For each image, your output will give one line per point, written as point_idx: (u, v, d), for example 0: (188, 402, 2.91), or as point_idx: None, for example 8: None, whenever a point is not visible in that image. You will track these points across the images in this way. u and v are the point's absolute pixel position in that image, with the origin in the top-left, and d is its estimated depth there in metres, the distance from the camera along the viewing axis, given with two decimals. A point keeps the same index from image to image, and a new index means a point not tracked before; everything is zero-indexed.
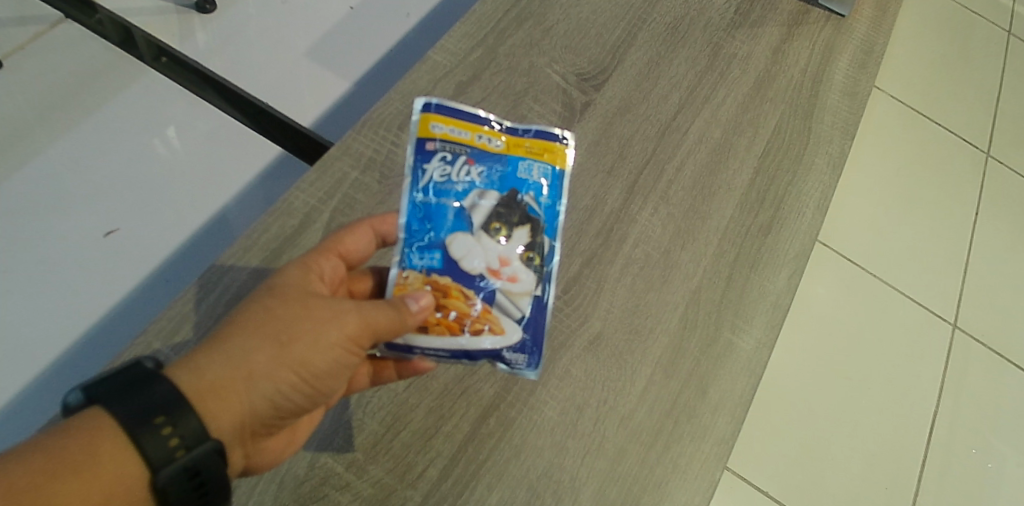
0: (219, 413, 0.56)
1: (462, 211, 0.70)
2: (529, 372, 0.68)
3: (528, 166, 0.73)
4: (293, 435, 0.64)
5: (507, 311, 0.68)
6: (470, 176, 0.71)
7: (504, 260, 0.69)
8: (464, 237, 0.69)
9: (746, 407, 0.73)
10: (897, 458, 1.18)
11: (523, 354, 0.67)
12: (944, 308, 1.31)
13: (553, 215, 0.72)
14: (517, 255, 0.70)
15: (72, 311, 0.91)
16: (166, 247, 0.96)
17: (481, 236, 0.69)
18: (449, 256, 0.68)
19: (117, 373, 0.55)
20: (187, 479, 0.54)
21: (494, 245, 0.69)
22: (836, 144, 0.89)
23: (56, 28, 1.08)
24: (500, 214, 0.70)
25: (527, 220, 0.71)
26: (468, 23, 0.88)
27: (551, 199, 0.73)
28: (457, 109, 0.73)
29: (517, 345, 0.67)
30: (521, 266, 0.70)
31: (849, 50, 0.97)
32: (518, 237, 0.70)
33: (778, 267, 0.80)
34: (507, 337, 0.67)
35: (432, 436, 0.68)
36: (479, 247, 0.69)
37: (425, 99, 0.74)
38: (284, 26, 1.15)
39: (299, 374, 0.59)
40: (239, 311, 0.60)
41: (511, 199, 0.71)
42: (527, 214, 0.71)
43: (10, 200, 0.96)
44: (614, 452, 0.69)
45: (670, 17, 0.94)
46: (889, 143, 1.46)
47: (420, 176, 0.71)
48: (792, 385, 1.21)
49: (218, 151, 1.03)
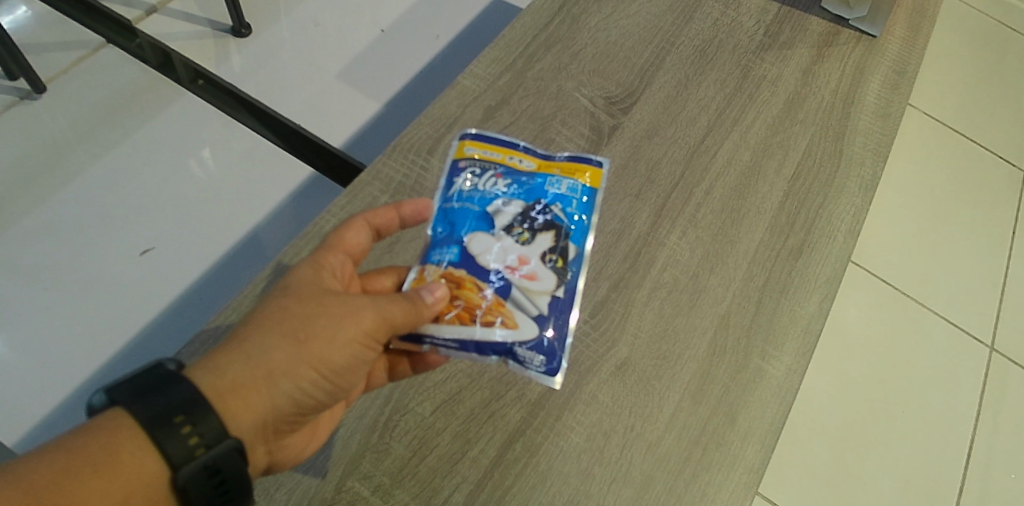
0: (243, 412, 0.57)
1: (485, 214, 0.72)
2: (542, 372, 0.67)
3: (557, 181, 0.75)
4: (315, 432, 0.65)
5: (521, 307, 0.68)
6: (497, 187, 0.74)
7: (523, 260, 0.70)
8: (484, 236, 0.70)
9: (777, 435, 0.71)
10: (932, 483, 1.15)
11: (535, 352, 0.67)
12: (980, 330, 1.28)
13: (578, 226, 0.73)
14: (538, 256, 0.70)
15: (109, 328, 0.93)
16: (199, 268, 0.98)
17: (501, 238, 0.71)
18: (467, 251, 0.69)
19: (139, 375, 0.55)
20: (208, 478, 0.54)
21: (515, 245, 0.70)
22: (868, 166, 0.88)
23: (97, 53, 1.12)
24: (523, 219, 0.72)
25: (549, 229, 0.72)
26: (497, 48, 0.89)
27: (577, 209, 0.74)
28: (492, 137, 0.78)
29: (528, 340, 0.66)
30: (541, 266, 0.70)
31: (881, 70, 0.96)
32: (541, 240, 0.71)
33: (809, 291, 0.79)
34: (520, 332, 0.67)
35: (458, 462, 0.68)
36: (498, 246, 0.70)
37: (465, 130, 0.79)
38: (317, 50, 1.17)
39: (318, 371, 0.60)
40: (255, 311, 0.61)
41: (539, 207, 0.73)
42: (551, 222, 0.72)
43: (51, 220, 0.98)
44: (641, 480, 0.68)
45: (698, 39, 0.94)
46: (923, 162, 1.44)
47: (450, 187, 0.74)
48: (825, 406, 1.18)
49: (252, 172, 1.05)
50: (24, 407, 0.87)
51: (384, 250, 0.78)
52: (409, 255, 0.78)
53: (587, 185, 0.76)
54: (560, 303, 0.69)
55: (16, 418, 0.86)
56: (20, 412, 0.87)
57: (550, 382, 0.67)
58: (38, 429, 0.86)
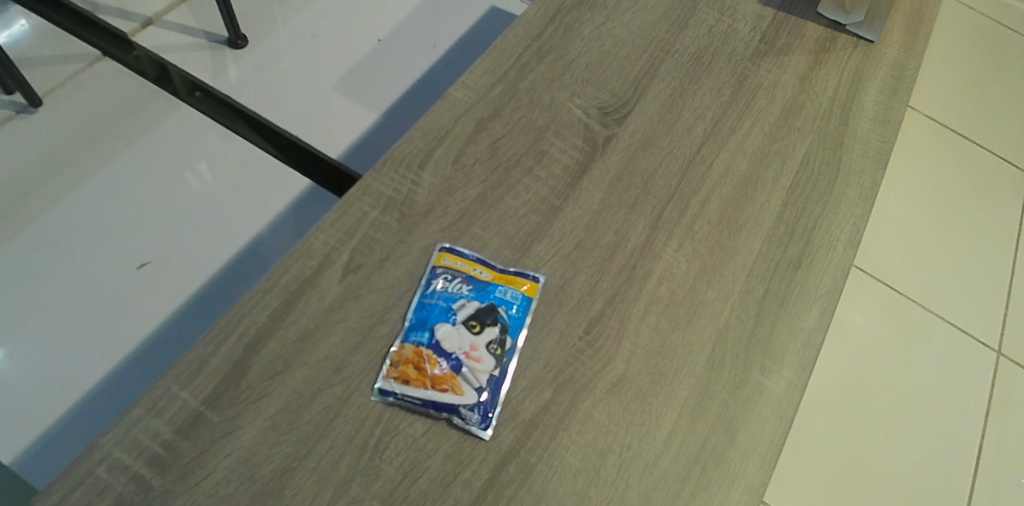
0: None
1: (486, 235, 0.76)
2: (480, 427, 0.65)
3: (560, 205, 0.79)
4: None
5: (492, 346, 0.70)
6: (507, 200, 0.78)
7: (503, 300, 0.72)
8: (477, 267, 0.74)
9: (778, 452, 0.69)
10: (941, 491, 1.12)
11: (488, 394, 0.67)
12: (988, 335, 1.26)
13: (525, 322, 0.71)
14: (516, 299, 0.72)
15: (105, 342, 0.92)
16: (196, 280, 0.97)
17: (461, 325, 0.71)
18: (459, 272, 0.73)
19: None
20: None
21: (498, 284, 0.73)
22: (868, 175, 0.87)
23: (92, 66, 1.11)
24: (518, 253, 0.75)
25: (499, 319, 0.71)
26: (490, 59, 0.87)
27: (522, 310, 0.72)
28: (506, 146, 0.81)
29: (488, 378, 0.68)
30: (515, 312, 0.72)
31: (879, 76, 0.95)
32: (522, 283, 0.73)
33: (808, 304, 0.77)
34: (482, 369, 0.68)
35: (450, 484, 0.63)
36: (484, 282, 0.73)
37: (482, 132, 0.82)
38: (312, 62, 1.16)
39: None
40: None
41: (538, 229, 0.77)
42: (501, 316, 0.71)
43: (46, 233, 0.97)
44: (639, 500, 0.65)
45: (694, 46, 0.93)
46: (926, 165, 1.42)
47: (461, 191, 0.78)
48: (833, 409, 1.16)
49: (250, 185, 1.05)
50: (14, 425, 0.85)
51: (374, 267, 0.72)
52: (400, 272, 0.72)
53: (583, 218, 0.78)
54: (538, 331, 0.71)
55: (6, 436, 0.85)
56: (11, 430, 0.85)
57: (481, 433, 0.65)
58: (27, 448, 0.84)
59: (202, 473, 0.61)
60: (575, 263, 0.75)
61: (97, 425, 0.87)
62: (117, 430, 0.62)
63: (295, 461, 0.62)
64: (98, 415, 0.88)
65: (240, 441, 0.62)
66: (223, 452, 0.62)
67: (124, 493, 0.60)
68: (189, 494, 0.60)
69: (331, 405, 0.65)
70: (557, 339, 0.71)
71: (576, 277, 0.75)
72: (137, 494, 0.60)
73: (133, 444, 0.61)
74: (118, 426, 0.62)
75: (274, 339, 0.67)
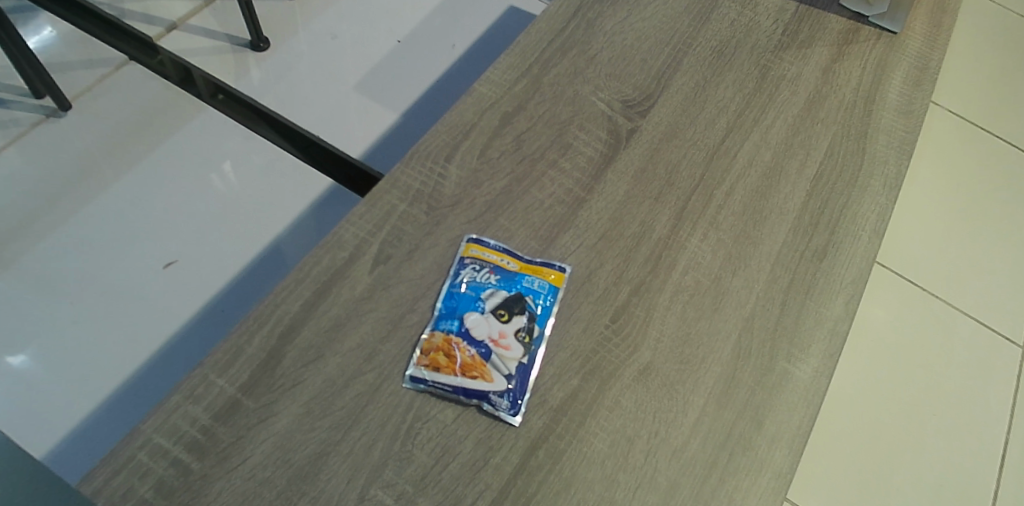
0: None
1: (512, 227, 0.77)
2: (510, 413, 0.66)
3: (586, 198, 0.79)
4: None
5: (521, 334, 0.71)
6: (532, 193, 0.79)
7: (530, 289, 0.73)
8: (505, 257, 0.75)
9: (805, 439, 0.70)
10: (966, 485, 1.11)
11: (517, 380, 0.68)
12: (1013, 330, 1.25)
13: (553, 311, 0.72)
14: (541, 289, 0.73)
15: (137, 339, 0.94)
16: (223, 278, 0.99)
17: (490, 314, 0.72)
18: (486, 262, 0.74)
19: None
20: None
21: (524, 275, 0.74)
22: (893, 165, 0.87)
23: (120, 70, 1.13)
24: (543, 245, 0.76)
25: (527, 308, 0.72)
26: (513, 55, 0.88)
27: (548, 300, 0.73)
28: (531, 140, 0.82)
29: (517, 366, 0.69)
30: (542, 302, 0.73)
31: (902, 67, 0.95)
32: (547, 274, 0.74)
33: (834, 293, 0.77)
34: (512, 357, 0.70)
35: (481, 469, 0.64)
36: (512, 274, 0.74)
37: (507, 126, 0.83)
38: (336, 62, 1.18)
39: None
40: None
41: (563, 220, 0.78)
42: (529, 305, 0.72)
43: (79, 232, 1.00)
44: (667, 486, 0.66)
45: (716, 40, 0.94)
46: (950, 160, 1.41)
47: (486, 184, 0.79)
48: (856, 406, 1.15)
49: (274, 184, 1.06)
50: (51, 419, 0.88)
51: (403, 258, 0.73)
52: (428, 263, 0.73)
53: (608, 209, 0.79)
54: (565, 322, 0.72)
55: (43, 429, 0.87)
56: (48, 425, 0.87)
57: (511, 418, 0.66)
58: (63, 442, 0.87)
59: (239, 458, 0.62)
60: (600, 254, 0.76)
61: (129, 419, 0.89)
62: (157, 416, 0.63)
63: (329, 446, 0.64)
64: (131, 411, 0.90)
65: (276, 428, 0.64)
66: (259, 437, 0.63)
67: (164, 477, 0.61)
68: (226, 478, 0.62)
69: (364, 392, 0.66)
70: (583, 327, 0.72)
71: (602, 267, 0.75)
72: (175, 479, 0.61)
73: (172, 430, 0.63)
74: (157, 414, 0.64)
75: (307, 328, 0.68)
